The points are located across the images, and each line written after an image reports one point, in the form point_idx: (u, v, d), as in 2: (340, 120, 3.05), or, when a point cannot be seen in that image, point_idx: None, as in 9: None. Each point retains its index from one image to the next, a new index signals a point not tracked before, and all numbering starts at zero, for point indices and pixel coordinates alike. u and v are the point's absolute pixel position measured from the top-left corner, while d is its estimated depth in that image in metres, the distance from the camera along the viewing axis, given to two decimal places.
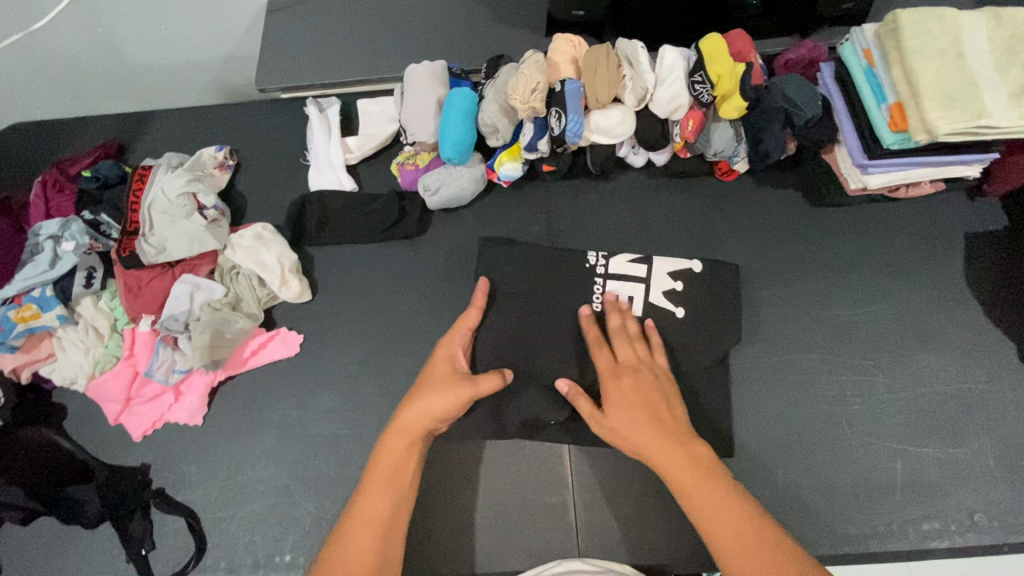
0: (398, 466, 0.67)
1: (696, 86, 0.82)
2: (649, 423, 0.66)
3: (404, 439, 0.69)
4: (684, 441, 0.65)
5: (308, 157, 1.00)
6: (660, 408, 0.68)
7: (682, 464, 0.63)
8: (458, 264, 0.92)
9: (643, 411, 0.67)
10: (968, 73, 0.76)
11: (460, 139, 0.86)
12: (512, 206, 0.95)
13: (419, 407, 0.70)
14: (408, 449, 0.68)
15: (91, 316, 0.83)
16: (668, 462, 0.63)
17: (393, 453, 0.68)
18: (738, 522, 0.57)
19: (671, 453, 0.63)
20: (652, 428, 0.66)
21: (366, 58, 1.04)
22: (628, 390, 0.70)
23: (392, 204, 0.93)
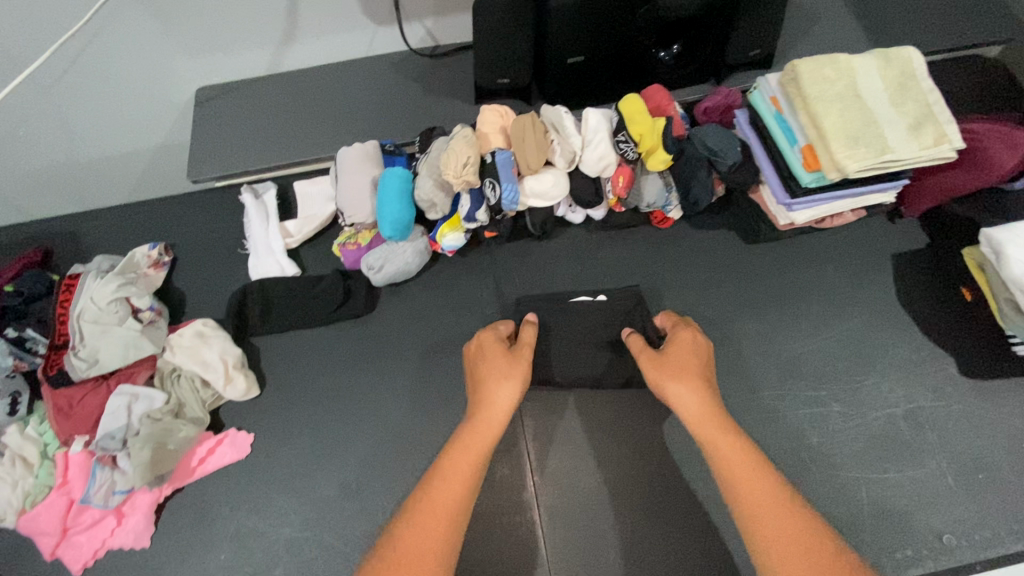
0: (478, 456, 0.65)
1: (621, 145, 0.87)
2: (697, 396, 0.68)
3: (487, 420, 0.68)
4: (725, 424, 0.66)
5: (246, 246, 0.98)
6: (698, 378, 0.69)
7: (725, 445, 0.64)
8: (410, 340, 0.91)
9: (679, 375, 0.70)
10: (867, 109, 0.81)
11: (400, 217, 0.86)
12: (458, 274, 0.95)
13: (510, 397, 0.69)
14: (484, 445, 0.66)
15: (18, 445, 0.79)
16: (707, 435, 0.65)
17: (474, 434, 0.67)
18: (788, 528, 0.58)
19: (720, 438, 0.64)
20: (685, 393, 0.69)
21: (301, 141, 1.04)
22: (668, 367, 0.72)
23: (336, 285, 0.91)
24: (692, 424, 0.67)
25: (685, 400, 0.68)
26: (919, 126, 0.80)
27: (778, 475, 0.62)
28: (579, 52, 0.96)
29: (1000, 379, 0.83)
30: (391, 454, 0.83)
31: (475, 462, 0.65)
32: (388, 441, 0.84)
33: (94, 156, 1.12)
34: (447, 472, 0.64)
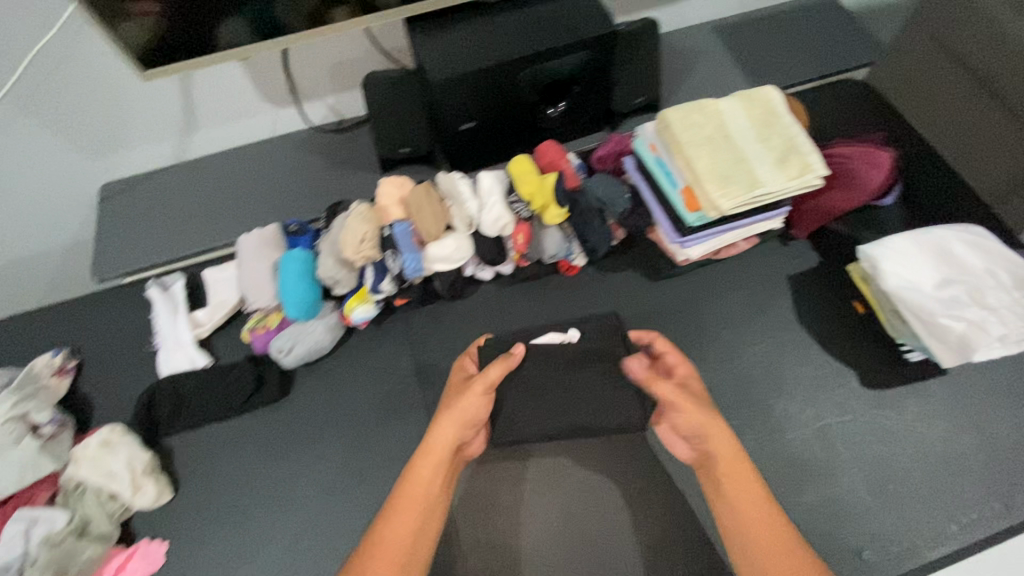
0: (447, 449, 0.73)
1: (514, 205, 0.92)
2: (726, 438, 0.72)
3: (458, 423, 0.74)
4: (747, 467, 0.70)
5: (155, 341, 0.96)
6: (720, 422, 0.73)
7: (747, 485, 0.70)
8: (328, 419, 0.89)
9: (714, 421, 0.73)
10: (737, 151, 0.86)
11: (302, 297, 0.86)
12: (374, 345, 0.95)
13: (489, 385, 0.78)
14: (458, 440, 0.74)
15: None
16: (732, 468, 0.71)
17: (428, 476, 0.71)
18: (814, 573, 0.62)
19: (745, 485, 0.69)
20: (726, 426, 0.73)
21: (208, 229, 1.04)
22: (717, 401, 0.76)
23: (247, 371, 0.90)
24: (720, 468, 0.71)
25: (720, 441, 0.72)
26: (786, 163, 0.85)
27: (795, 530, 0.66)
28: (470, 118, 0.99)
29: (898, 387, 0.87)
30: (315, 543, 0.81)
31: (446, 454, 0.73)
32: (311, 529, 0.82)
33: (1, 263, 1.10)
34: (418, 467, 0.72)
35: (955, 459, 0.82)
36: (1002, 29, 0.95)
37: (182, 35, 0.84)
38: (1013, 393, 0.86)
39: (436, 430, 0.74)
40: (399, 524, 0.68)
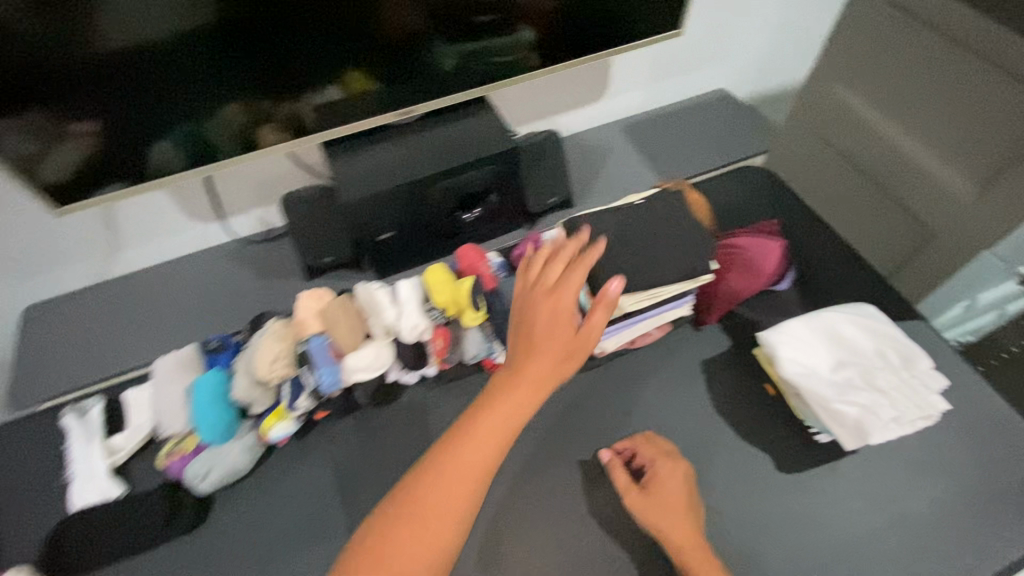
0: (515, 415, 0.70)
1: (430, 312, 0.96)
2: (687, 527, 0.77)
3: (534, 383, 0.72)
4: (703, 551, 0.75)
5: (68, 473, 0.92)
6: (684, 510, 0.79)
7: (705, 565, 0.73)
8: (246, 544, 0.86)
9: (676, 510, 0.78)
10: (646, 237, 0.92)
11: (216, 420, 0.87)
12: (295, 461, 0.93)
13: (563, 346, 0.74)
14: (533, 398, 0.71)
15: None
16: (687, 545, 0.75)
17: (482, 453, 0.67)
18: None
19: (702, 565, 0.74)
20: (684, 517, 0.78)
21: (134, 346, 1.04)
22: (671, 490, 0.80)
23: (161, 502, 0.88)
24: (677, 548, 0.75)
25: (677, 527, 0.76)
26: (691, 248, 0.93)
27: None
28: (389, 229, 1.04)
29: (809, 470, 0.89)
30: None
31: (512, 429, 0.70)
32: None
33: None
34: (479, 437, 0.68)
35: (871, 542, 0.83)
36: (882, 141, 1.04)
37: (116, 155, 0.87)
38: (921, 468, 0.88)
39: (489, 406, 0.70)
40: (429, 511, 0.63)
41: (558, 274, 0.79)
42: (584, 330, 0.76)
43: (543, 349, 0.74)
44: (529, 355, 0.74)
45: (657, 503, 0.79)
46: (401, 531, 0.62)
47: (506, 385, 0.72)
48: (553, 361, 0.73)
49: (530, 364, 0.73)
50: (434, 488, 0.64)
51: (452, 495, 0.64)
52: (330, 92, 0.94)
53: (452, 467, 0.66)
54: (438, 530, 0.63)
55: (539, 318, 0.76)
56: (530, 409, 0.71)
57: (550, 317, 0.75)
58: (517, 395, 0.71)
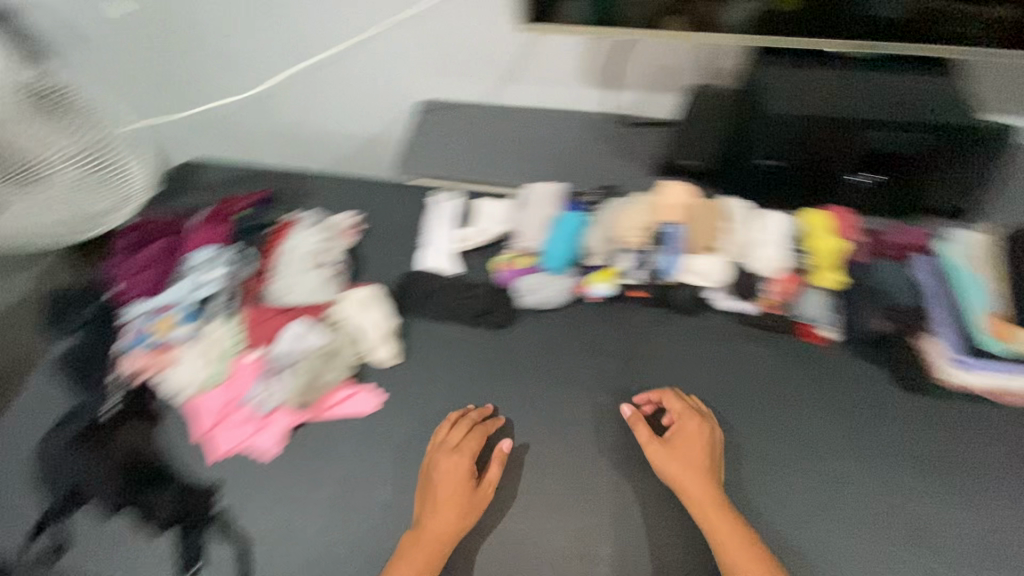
0: (439, 552, 0.79)
1: (793, 254, 0.94)
2: (703, 484, 0.80)
3: (429, 546, 0.79)
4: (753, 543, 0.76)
5: (421, 241, 1.12)
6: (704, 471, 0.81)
7: (721, 521, 0.78)
8: (536, 363, 0.95)
9: (691, 466, 0.81)
10: None
11: (565, 254, 0.97)
12: (594, 320, 0.97)
13: (439, 524, 0.80)
14: (427, 563, 0.78)
15: (215, 337, 0.94)
16: (699, 507, 0.79)
17: (417, 563, 0.78)
18: None
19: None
20: (704, 479, 0.81)
21: (496, 165, 1.18)
22: (681, 445, 0.83)
23: (485, 295, 1.00)
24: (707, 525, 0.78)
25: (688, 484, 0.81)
26: None
27: None
28: (774, 155, 1.00)
29: None
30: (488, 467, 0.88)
31: (435, 553, 0.79)
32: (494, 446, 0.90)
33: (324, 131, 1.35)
34: (409, 552, 0.80)
35: None
36: None
37: None
38: None
39: (435, 510, 0.82)
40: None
41: (456, 442, 0.87)
42: (457, 517, 0.81)
43: (440, 509, 0.81)
44: (439, 481, 0.84)
45: (675, 457, 0.83)
46: (395, 564, 0.79)
47: (412, 536, 0.81)
48: (449, 523, 0.80)
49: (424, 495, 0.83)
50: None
51: (414, 572, 0.78)
52: (750, 5, 0.84)
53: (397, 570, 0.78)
54: (416, 557, 0.79)
55: (440, 486, 0.83)
56: (438, 565, 0.79)
57: (454, 485, 0.83)
58: (424, 552, 0.79)
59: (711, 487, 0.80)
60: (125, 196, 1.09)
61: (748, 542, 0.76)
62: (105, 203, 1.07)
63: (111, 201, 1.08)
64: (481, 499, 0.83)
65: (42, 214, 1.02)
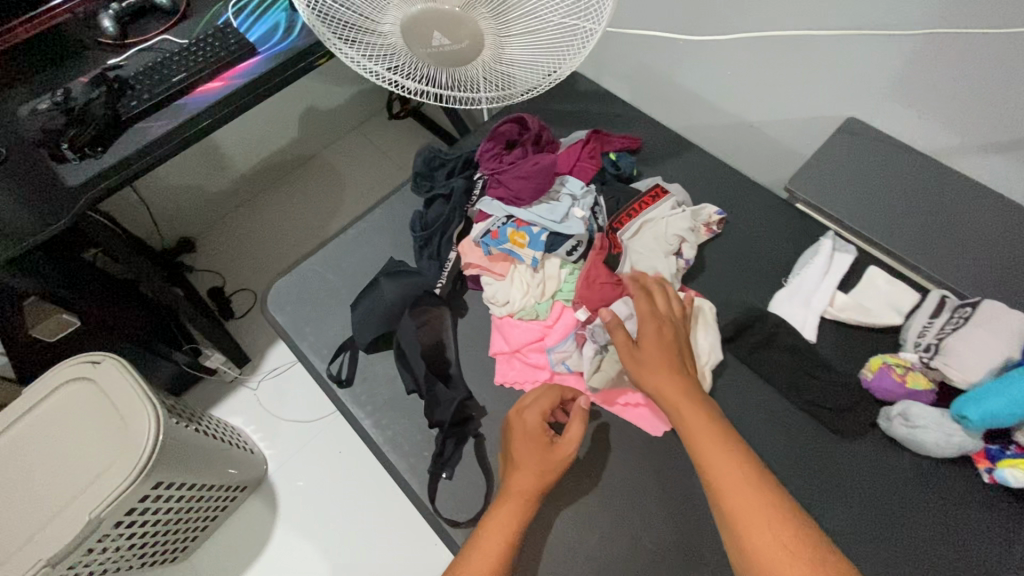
0: (524, 509, 0.69)
1: None
2: (716, 440, 0.64)
3: (520, 503, 0.69)
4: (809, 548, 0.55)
5: (788, 279, 0.93)
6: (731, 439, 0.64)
7: (736, 479, 0.60)
8: (868, 502, 0.78)
9: (713, 430, 0.65)
10: None
11: (1000, 416, 0.71)
12: (970, 500, 0.76)
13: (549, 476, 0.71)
14: (516, 518, 0.67)
15: (549, 275, 0.90)
16: (710, 454, 0.63)
17: (509, 521, 0.67)
18: None
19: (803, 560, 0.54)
20: (677, 382, 0.70)
21: (915, 240, 0.92)
22: (658, 342, 0.72)
23: (845, 391, 0.82)
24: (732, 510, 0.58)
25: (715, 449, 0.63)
26: None
27: None
28: None
29: None
30: None
31: (522, 510, 0.68)
32: None
33: (705, 94, 1.16)
34: (502, 518, 0.67)
35: None
36: None
37: None
38: None
39: (513, 466, 0.73)
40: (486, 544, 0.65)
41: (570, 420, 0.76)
42: (550, 472, 0.71)
43: (529, 470, 0.71)
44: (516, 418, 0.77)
45: (649, 363, 0.71)
46: (491, 530, 0.67)
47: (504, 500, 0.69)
48: (533, 480, 0.70)
49: (521, 447, 0.74)
50: (482, 542, 0.66)
51: (500, 539, 0.66)
52: None
53: (484, 544, 0.65)
54: (504, 525, 0.67)
55: (523, 441, 0.74)
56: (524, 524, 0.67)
57: (536, 426, 0.75)
58: (508, 512, 0.68)
59: (705, 424, 0.65)
60: (548, 80, 0.80)
61: (782, 522, 0.56)
62: (491, 74, 0.80)
63: (504, 94, 0.82)
64: (563, 460, 0.72)
65: (453, 54, 0.74)
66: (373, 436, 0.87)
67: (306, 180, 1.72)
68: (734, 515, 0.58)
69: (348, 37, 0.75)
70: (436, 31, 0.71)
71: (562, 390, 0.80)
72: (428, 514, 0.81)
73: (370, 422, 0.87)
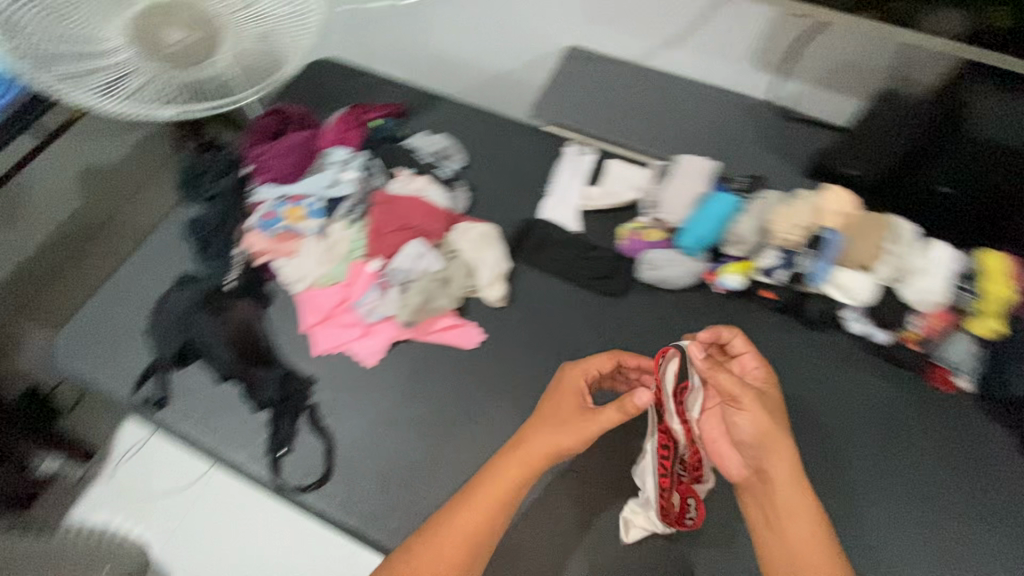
0: (486, 498, 0.69)
1: (960, 291, 0.84)
2: (793, 466, 0.67)
3: (489, 501, 0.68)
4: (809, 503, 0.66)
5: (549, 188, 1.09)
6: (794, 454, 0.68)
7: (795, 496, 0.66)
8: (644, 340, 0.94)
9: (780, 449, 0.67)
10: None
11: (706, 237, 0.92)
12: (715, 311, 0.95)
13: (538, 451, 0.70)
14: (484, 518, 0.68)
15: (336, 238, 0.96)
16: (779, 473, 0.66)
17: (465, 516, 0.68)
18: None
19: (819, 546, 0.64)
20: (765, 420, 0.68)
21: (634, 130, 1.12)
22: (768, 404, 0.71)
23: (607, 261, 0.99)
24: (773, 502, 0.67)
25: (779, 463, 0.67)
26: None
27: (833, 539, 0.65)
28: (950, 184, 0.93)
29: None
30: None
31: (487, 509, 0.68)
32: None
33: None
34: (460, 509, 0.69)
35: None
36: None
37: None
38: None
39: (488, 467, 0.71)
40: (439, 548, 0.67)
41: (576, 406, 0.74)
42: (540, 463, 0.70)
43: (508, 467, 0.70)
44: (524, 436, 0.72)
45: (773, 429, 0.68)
46: (439, 532, 0.68)
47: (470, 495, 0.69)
48: (512, 477, 0.69)
49: (512, 458, 0.70)
50: (430, 544, 0.67)
51: (454, 537, 0.67)
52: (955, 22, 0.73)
53: (440, 543, 0.67)
54: (465, 521, 0.68)
55: (523, 449, 0.70)
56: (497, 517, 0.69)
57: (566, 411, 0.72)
58: (470, 505, 0.68)
59: (774, 435, 0.67)
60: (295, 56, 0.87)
61: (813, 518, 0.65)
62: (248, 66, 0.85)
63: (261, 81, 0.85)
64: (587, 427, 0.70)
65: (191, 47, 0.78)
66: (205, 443, 0.87)
67: (101, 235, 1.37)
68: (780, 517, 0.66)
69: (86, 72, 0.77)
70: (167, 28, 0.76)
71: (578, 374, 0.76)
72: (277, 490, 0.83)
73: (198, 431, 0.88)
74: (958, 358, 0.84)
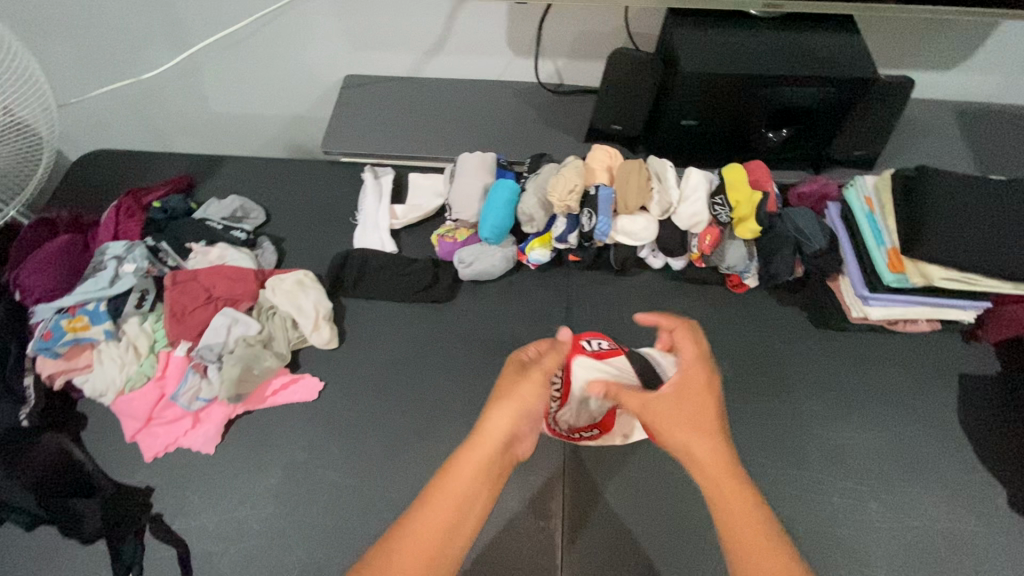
0: (458, 491, 0.63)
1: (716, 207, 0.93)
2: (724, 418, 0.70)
3: (454, 496, 0.62)
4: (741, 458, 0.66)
5: (357, 217, 1.08)
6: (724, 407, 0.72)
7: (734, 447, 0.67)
8: (480, 334, 0.97)
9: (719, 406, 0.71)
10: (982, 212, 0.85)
11: (500, 224, 0.96)
12: (537, 287, 1.01)
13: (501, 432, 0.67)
14: (451, 513, 0.61)
15: (134, 336, 0.90)
16: (711, 421, 0.69)
17: (433, 521, 0.61)
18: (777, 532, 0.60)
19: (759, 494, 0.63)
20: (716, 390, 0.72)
21: (423, 138, 1.14)
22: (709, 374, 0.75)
23: (427, 270, 1.01)
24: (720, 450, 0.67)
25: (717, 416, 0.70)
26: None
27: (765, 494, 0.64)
28: (694, 117, 1.01)
29: None
30: (439, 439, 0.87)
31: (458, 503, 0.62)
32: (440, 421, 0.89)
33: None
34: (426, 512, 0.61)
35: None
36: None
37: None
38: None
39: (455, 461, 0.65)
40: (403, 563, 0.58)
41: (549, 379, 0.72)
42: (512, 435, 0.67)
43: (482, 449, 0.65)
44: (493, 413, 0.68)
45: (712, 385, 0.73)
46: (402, 547, 0.59)
47: (429, 494, 0.62)
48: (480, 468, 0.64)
49: (481, 442, 0.66)
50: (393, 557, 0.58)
51: (416, 548, 0.59)
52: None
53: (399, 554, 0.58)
54: (425, 532, 0.60)
55: (498, 422, 0.67)
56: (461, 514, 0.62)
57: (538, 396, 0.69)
58: (436, 507, 0.61)
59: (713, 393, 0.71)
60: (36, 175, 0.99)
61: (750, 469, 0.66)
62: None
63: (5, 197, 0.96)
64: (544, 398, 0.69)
65: None
66: None
67: None
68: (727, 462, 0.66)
69: None
70: None
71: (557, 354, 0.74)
72: None
73: None
74: (735, 263, 0.95)
